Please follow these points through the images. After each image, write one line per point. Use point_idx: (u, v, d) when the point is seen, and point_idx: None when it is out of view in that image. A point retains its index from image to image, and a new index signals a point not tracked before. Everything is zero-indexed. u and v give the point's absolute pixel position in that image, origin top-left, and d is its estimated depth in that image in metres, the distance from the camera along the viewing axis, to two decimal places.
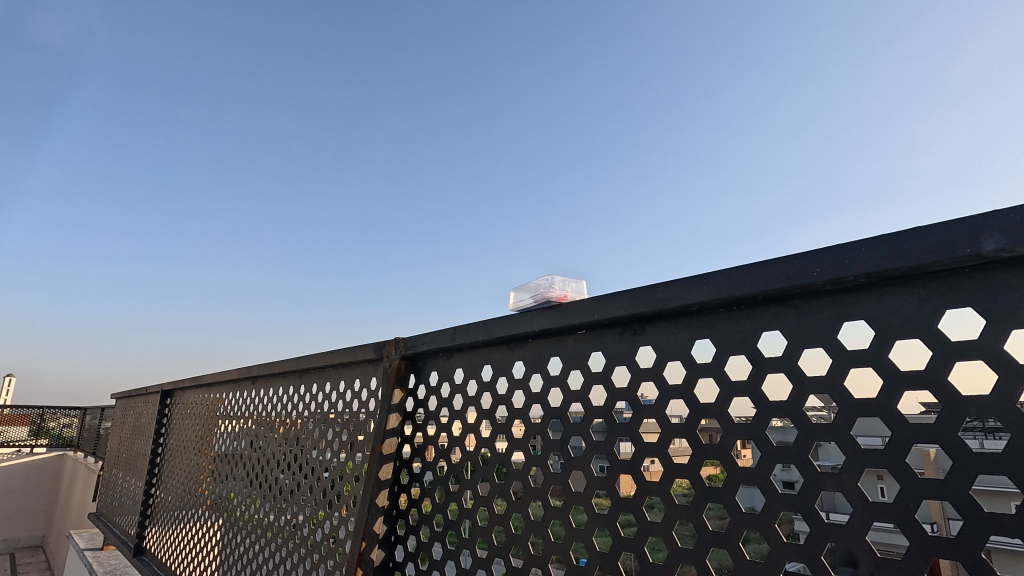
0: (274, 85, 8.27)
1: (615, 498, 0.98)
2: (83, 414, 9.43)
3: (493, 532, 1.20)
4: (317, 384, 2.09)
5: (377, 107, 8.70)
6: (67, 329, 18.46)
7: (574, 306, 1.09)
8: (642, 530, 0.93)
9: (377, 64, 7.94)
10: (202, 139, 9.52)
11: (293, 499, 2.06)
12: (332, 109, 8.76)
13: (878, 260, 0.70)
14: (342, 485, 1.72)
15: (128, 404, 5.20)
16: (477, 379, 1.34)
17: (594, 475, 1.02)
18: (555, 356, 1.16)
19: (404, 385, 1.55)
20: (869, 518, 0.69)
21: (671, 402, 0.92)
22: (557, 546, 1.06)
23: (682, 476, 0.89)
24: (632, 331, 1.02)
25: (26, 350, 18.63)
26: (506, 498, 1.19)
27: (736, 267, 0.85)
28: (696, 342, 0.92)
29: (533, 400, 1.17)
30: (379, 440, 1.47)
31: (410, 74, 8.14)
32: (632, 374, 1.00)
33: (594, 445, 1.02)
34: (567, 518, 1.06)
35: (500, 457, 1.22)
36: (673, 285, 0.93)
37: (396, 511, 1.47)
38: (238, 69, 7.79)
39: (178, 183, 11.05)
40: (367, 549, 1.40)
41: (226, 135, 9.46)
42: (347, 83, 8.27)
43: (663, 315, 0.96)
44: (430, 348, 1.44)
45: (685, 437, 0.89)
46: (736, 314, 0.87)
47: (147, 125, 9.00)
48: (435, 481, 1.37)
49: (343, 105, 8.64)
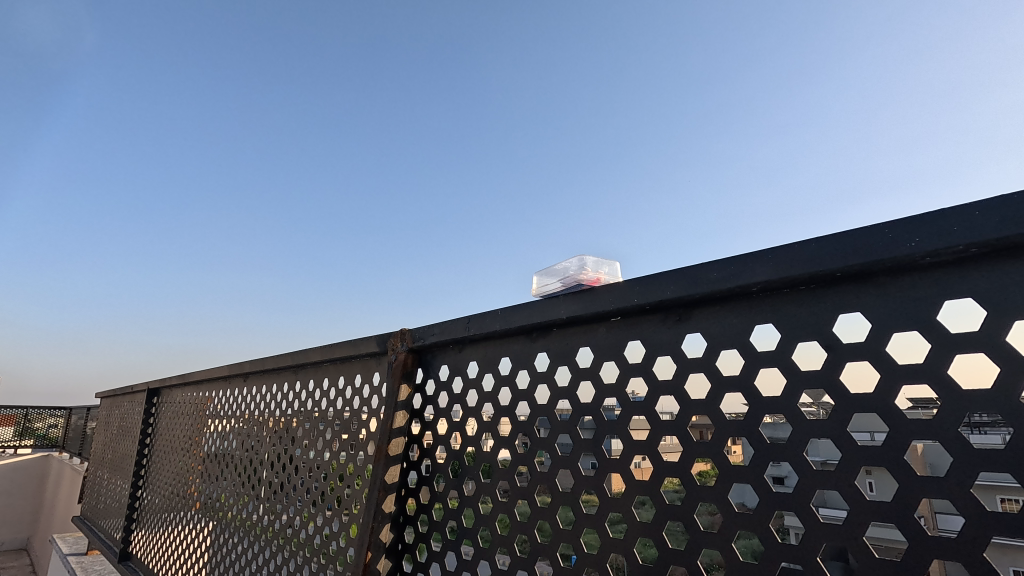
0: (265, 78, 8.13)
1: (660, 505, 0.87)
2: (70, 413, 9.20)
3: (516, 541, 1.09)
4: (314, 379, 1.96)
5: (369, 102, 8.59)
6: (52, 331, 18.08)
7: (607, 290, 0.97)
8: (695, 540, 0.82)
9: (370, 57, 7.83)
10: (190, 132, 9.33)
11: (289, 499, 1.93)
12: (323, 103, 8.59)
13: (996, 226, 0.59)
14: (343, 487, 1.59)
15: (113, 404, 5.01)
16: (494, 372, 1.22)
17: (633, 477, 0.92)
18: (585, 347, 1.04)
19: (412, 380, 1.43)
20: (988, 532, 0.58)
21: (726, 396, 0.82)
22: (591, 557, 0.95)
23: (741, 479, 0.78)
24: (676, 317, 0.90)
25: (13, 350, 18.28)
26: (529, 502, 1.08)
27: (805, 239, 0.74)
28: (754, 327, 0.80)
29: (558, 396, 1.07)
30: (385, 440, 1.35)
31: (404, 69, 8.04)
32: (678, 365, 0.89)
33: (633, 445, 0.91)
34: (603, 527, 0.95)
35: (523, 458, 1.10)
36: (729, 262, 0.81)
37: (404, 517, 1.35)
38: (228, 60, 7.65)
39: (166, 178, 10.83)
40: (373, 558, 1.27)
41: (216, 130, 9.28)
42: (339, 78, 8.15)
43: (715, 297, 0.84)
44: (441, 340, 1.32)
45: (747, 436, 0.78)
46: (805, 295, 0.76)
47: (134, 118, 8.81)
48: (447, 484, 1.26)
49: (335, 100, 8.52)
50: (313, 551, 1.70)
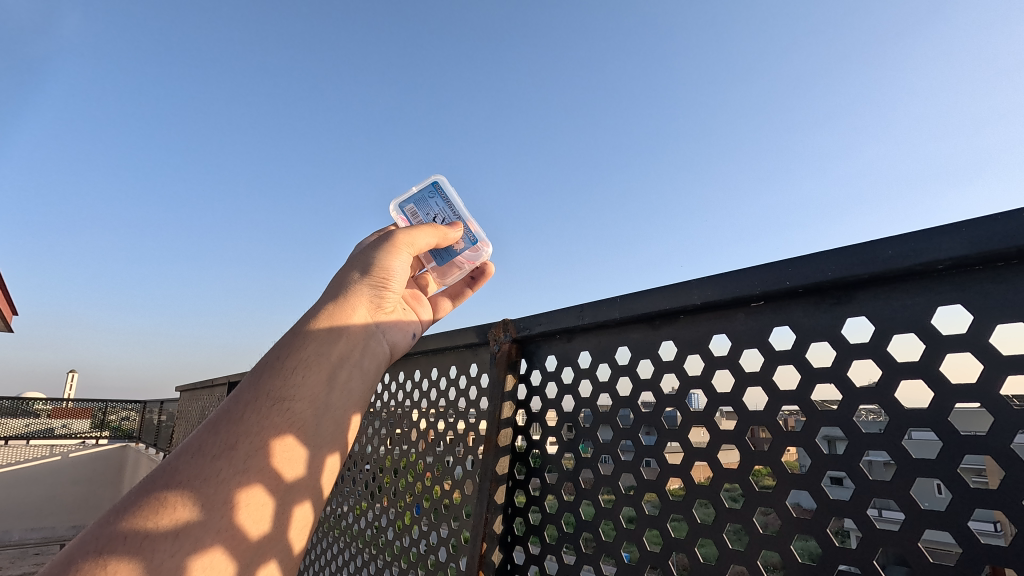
0: (308, 66, 8.43)
1: (823, 500, 0.82)
2: (145, 408, 9.81)
3: (646, 535, 1.05)
4: (407, 373, 1.98)
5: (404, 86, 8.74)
6: (111, 356, 19.02)
7: (751, 272, 0.92)
8: (868, 540, 0.77)
9: (406, 43, 8.19)
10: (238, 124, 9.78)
11: (384, 504, 1.93)
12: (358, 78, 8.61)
13: None
14: (450, 488, 1.58)
15: (192, 397, 5.34)
16: (611, 363, 1.18)
17: (785, 471, 0.87)
18: (720, 334, 0.99)
19: (516, 370, 1.41)
20: None
21: (903, 383, 0.76)
22: (739, 555, 0.91)
23: (929, 473, 0.72)
24: (833, 300, 0.84)
25: (75, 351, 19.39)
26: (660, 495, 1.04)
27: (1005, 212, 0.67)
28: (939, 308, 0.74)
29: (690, 386, 1.02)
30: (494, 431, 1.34)
31: (438, 57, 8.22)
32: (838, 352, 0.83)
33: (787, 436, 0.87)
34: (752, 523, 0.90)
35: (650, 451, 1.06)
36: (910, 238, 0.75)
37: (514, 509, 1.32)
38: (274, 33, 7.99)
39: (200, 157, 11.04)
40: (487, 550, 1.27)
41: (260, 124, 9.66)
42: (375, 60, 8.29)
43: (884, 278, 0.78)
44: (549, 329, 1.29)
45: (933, 427, 0.73)
46: (1005, 273, 0.69)
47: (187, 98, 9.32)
48: (561, 476, 1.23)
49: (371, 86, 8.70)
50: (408, 560, 1.72)
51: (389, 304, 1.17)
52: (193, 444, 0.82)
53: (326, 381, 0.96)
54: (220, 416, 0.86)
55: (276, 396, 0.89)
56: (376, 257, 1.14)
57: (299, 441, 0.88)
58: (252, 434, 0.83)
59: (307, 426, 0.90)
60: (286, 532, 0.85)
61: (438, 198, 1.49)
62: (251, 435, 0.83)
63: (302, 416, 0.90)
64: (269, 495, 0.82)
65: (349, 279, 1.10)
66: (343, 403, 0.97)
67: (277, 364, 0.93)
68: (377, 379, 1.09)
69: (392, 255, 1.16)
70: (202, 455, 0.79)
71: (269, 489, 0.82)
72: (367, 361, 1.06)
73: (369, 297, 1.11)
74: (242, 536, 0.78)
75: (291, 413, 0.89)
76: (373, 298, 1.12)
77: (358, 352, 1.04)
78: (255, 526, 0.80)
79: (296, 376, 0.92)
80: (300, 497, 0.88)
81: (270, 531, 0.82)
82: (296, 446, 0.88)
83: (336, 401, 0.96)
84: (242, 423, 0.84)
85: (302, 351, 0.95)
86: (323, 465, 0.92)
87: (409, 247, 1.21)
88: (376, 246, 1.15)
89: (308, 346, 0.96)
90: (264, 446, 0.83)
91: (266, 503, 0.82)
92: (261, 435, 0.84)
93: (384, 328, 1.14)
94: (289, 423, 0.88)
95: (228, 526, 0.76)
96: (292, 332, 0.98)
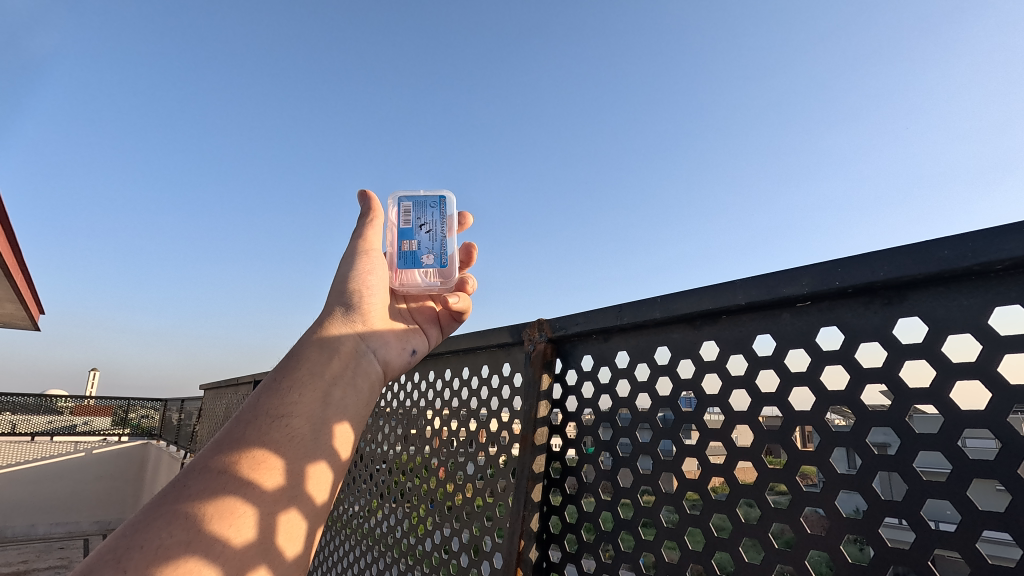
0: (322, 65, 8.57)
1: (873, 500, 0.82)
2: (163, 407, 9.94)
3: (687, 534, 1.05)
4: (434, 372, 1.99)
5: None
6: None
7: (800, 272, 0.92)
8: (922, 540, 0.77)
9: None
10: None
11: (407, 505, 1.92)
12: None
13: None
14: (480, 488, 1.58)
15: (216, 395, 5.43)
16: (649, 363, 1.19)
17: (835, 470, 0.87)
18: (765, 333, 0.99)
19: (551, 369, 1.42)
20: None
21: (958, 385, 0.76)
22: (786, 554, 0.90)
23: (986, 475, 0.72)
24: (885, 301, 0.84)
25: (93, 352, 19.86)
26: (701, 493, 1.04)
27: None
28: (996, 308, 0.74)
29: (733, 385, 1.02)
30: (529, 430, 1.36)
31: None
32: (889, 352, 0.83)
33: (837, 434, 0.87)
34: (800, 522, 0.90)
35: (690, 450, 1.06)
36: (964, 237, 0.75)
37: (549, 508, 1.33)
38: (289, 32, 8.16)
39: None
40: (525, 547, 1.29)
41: None
42: None
43: (938, 278, 0.78)
44: (585, 329, 1.31)
45: (992, 427, 0.72)
46: None
47: None
48: (598, 475, 1.23)
49: None
50: (433, 562, 1.71)
51: (375, 322, 1.19)
52: (193, 465, 0.85)
53: (318, 397, 0.98)
54: (223, 438, 0.90)
55: (273, 414, 0.92)
56: (356, 277, 1.20)
57: (296, 455, 0.90)
58: (251, 449, 0.87)
59: (303, 440, 0.92)
60: (280, 545, 0.83)
61: (437, 210, 1.41)
62: (241, 451, 0.86)
63: (293, 430, 0.92)
64: (257, 507, 0.82)
65: (333, 303, 1.15)
66: (340, 419, 0.99)
67: (275, 385, 0.97)
68: (373, 398, 1.10)
69: (365, 270, 1.22)
70: (206, 471, 0.83)
71: (266, 499, 0.83)
72: (360, 379, 1.07)
73: (356, 316, 1.16)
74: (243, 546, 0.79)
75: (288, 428, 0.92)
76: (357, 318, 1.16)
77: (350, 371, 1.06)
78: (244, 536, 0.79)
79: (291, 393, 0.95)
80: (291, 509, 0.87)
81: (260, 543, 0.81)
82: (286, 459, 0.89)
83: (331, 416, 0.98)
84: (241, 441, 0.88)
85: (291, 371, 0.99)
86: (317, 479, 0.92)
87: (379, 252, 1.28)
88: (353, 264, 1.22)
89: (295, 366, 1.00)
90: (251, 459, 0.85)
91: (254, 515, 0.81)
92: (251, 450, 0.86)
93: (376, 346, 1.16)
94: (284, 438, 0.90)
95: (231, 536, 0.78)
96: (283, 356, 1.03)
